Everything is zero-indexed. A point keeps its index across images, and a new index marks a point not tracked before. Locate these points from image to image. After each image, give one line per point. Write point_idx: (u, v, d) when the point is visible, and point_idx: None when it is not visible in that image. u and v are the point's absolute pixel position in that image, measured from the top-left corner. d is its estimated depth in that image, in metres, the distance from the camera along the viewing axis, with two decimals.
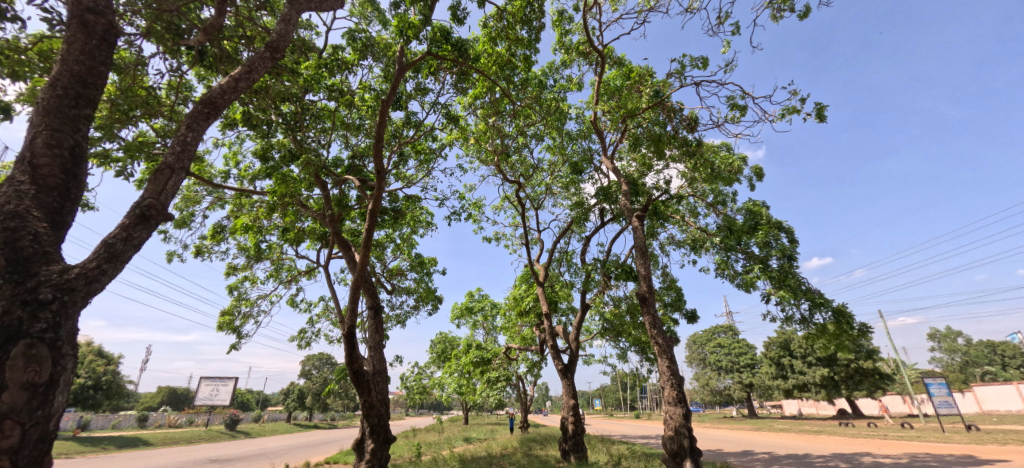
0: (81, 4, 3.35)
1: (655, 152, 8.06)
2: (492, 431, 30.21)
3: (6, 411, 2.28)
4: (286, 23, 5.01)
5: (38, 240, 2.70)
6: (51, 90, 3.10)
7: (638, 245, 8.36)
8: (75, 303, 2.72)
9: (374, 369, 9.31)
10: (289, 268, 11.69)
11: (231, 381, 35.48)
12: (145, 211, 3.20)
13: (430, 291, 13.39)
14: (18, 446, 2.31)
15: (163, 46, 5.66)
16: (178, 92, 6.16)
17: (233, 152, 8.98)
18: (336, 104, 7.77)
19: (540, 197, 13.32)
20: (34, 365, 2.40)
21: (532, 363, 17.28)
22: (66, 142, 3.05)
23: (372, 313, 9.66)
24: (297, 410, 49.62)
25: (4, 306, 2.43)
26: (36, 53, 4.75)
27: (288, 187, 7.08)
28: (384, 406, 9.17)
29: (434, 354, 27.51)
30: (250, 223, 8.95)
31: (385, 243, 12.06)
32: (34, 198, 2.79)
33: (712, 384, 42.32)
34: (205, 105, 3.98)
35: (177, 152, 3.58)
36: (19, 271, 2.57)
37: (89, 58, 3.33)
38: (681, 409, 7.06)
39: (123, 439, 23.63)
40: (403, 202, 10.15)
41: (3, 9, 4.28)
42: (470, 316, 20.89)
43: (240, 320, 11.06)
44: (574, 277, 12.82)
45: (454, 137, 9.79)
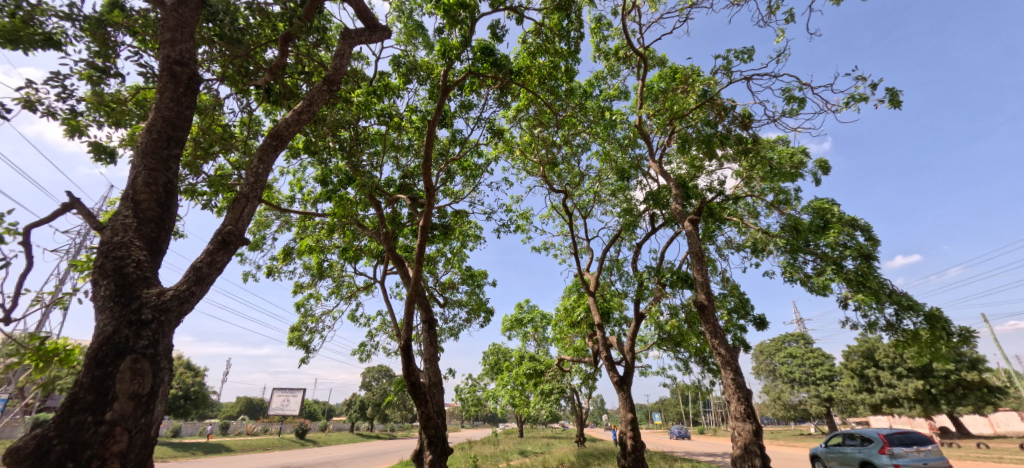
0: (170, 58, 3.80)
1: (706, 153, 7.72)
2: (547, 445, 29.50)
3: (116, 418, 2.57)
4: (343, 58, 5.39)
5: (140, 266, 3.08)
6: (147, 134, 3.54)
7: (693, 251, 7.96)
8: (170, 322, 3.03)
9: (430, 381, 9.55)
10: (349, 285, 12.38)
11: (299, 392, 37.73)
12: (226, 237, 3.54)
13: (481, 304, 13.59)
14: (126, 450, 2.57)
15: (234, 87, 6.30)
16: (249, 127, 6.80)
17: (296, 179, 9.77)
18: (387, 128, 8.38)
19: (588, 206, 13.23)
20: (138, 378, 2.69)
21: (586, 375, 16.97)
22: (160, 180, 3.45)
23: (426, 326, 9.93)
24: (359, 421, 51.82)
25: (115, 326, 2.79)
26: (134, 103, 5.48)
27: (345, 208, 7.63)
28: (441, 417, 9.35)
29: (487, 366, 27.73)
30: (313, 244, 9.64)
31: (436, 257, 12.49)
32: (136, 230, 3.19)
33: (785, 398, 39.09)
34: (273, 138, 4.36)
35: (251, 183, 3.93)
36: (127, 294, 2.94)
37: (177, 104, 3.76)
38: (750, 425, 6.55)
39: (209, 445, 25.76)
40: (452, 217, 10.53)
41: (108, 67, 4.96)
42: (521, 328, 20.91)
43: (307, 335, 11.84)
44: (626, 285, 12.55)
45: (500, 151, 10.08)
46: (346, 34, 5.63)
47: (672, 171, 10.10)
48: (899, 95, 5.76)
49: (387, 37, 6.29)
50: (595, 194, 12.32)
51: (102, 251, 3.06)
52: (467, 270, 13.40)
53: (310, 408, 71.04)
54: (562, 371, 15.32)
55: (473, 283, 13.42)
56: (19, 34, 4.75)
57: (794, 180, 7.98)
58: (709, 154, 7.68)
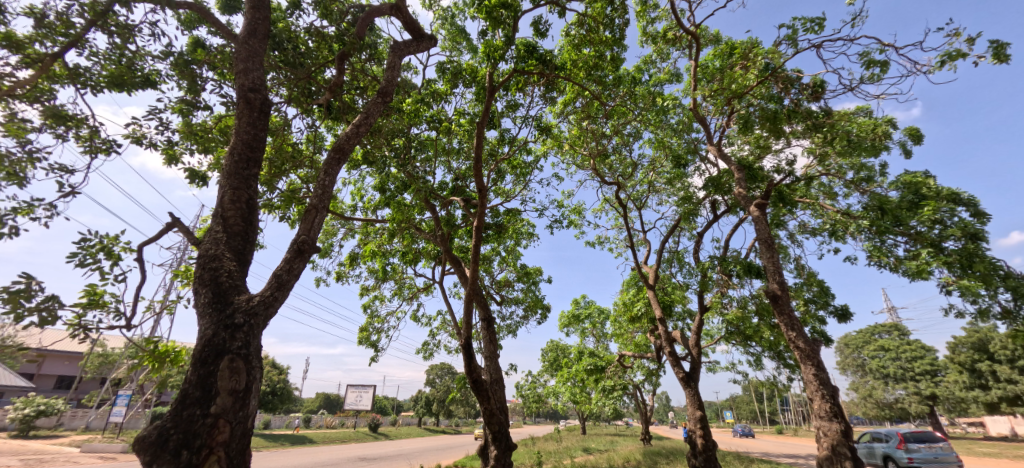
0: (245, 86, 4.19)
1: (772, 132, 7.14)
2: (611, 442, 28.99)
3: (219, 411, 2.88)
4: (394, 70, 5.63)
5: (231, 276, 3.42)
6: (230, 157, 3.93)
7: (762, 237, 7.40)
8: (259, 325, 3.34)
9: (492, 377, 9.73)
10: (410, 286, 12.94)
11: (370, 388, 40.10)
12: (300, 246, 3.84)
13: (537, 301, 13.61)
14: (228, 440, 2.87)
15: (299, 107, 6.81)
16: (313, 143, 7.32)
17: (357, 188, 10.37)
18: (438, 133, 8.64)
19: (643, 196, 12.77)
20: (235, 376, 3.00)
21: (649, 371, 16.43)
22: (243, 197, 3.81)
23: (485, 324, 10.13)
24: (426, 416, 54.10)
25: (214, 329, 3.13)
26: (218, 131, 6.12)
27: (403, 213, 7.99)
28: (504, 413, 9.51)
29: (546, 362, 27.74)
30: (376, 249, 10.19)
31: (491, 256, 12.69)
32: (226, 243, 3.56)
33: (878, 396, 35.30)
34: (337, 152, 4.65)
35: (319, 194, 4.22)
36: (222, 301, 3.29)
37: (254, 127, 4.13)
38: (838, 425, 5.99)
39: (295, 437, 28.19)
40: (504, 216, 10.64)
41: (195, 101, 5.59)
42: (578, 324, 20.70)
43: (374, 334, 12.54)
44: (688, 277, 11.98)
45: (549, 147, 10.03)
46: (396, 47, 5.88)
47: (733, 153, 9.47)
48: (1009, 47, 4.96)
49: (433, 46, 6.48)
50: (650, 184, 11.87)
51: (200, 263, 3.43)
52: (521, 268, 13.47)
53: (381, 403, 75.46)
54: (624, 367, 14.95)
55: (528, 280, 13.48)
56: (124, 79, 5.50)
57: (879, 154, 7.16)
58: (775, 133, 7.10)
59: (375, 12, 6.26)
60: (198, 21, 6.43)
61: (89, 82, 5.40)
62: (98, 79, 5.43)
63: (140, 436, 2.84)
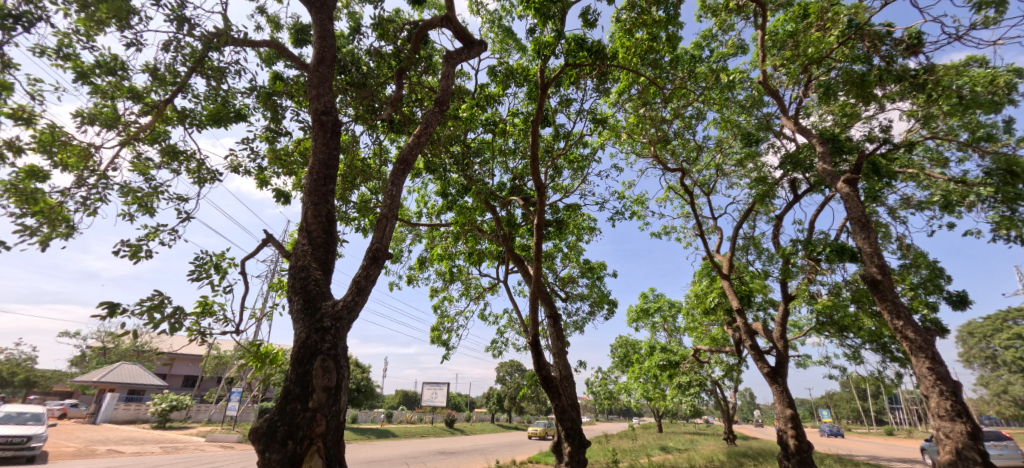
0: (318, 111, 4.60)
1: (860, 97, 6.38)
2: (691, 441, 27.63)
3: (315, 406, 3.20)
4: (448, 79, 5.84)
5: (318, 284, 3.78)
6: (310, 176, 4.33)
7: (854, 216, 6.64)
8: (344, 327, 3.65)
9: (561, 374, 9.73)
10: (476, 286, 13.32)
11: (445, 385, 41.87)
12: (375, 254, 4.13)
13: (603, 296, 13.36)
14: (325, 432, 3.17)
15: (366, 124, 7.32)
16: (380, 156, 7.81)
17: (421, 195, 10.89)
18: (493, 135, 8.81)
19: (712, 181, 12.01)
20: (327, 374, 3.31)
21: (728, 366, 15.45)
22: (323, 211, 4.19)
23: (552, 321, 10.15)
24: (498, 412, 55.37)
25: (307, 332, 3.48)
26: (299, 153, 6.76)
27: (465, 216, 8.26)
28: (576, 410, 9.45)
29: (616, 358, 27.14)
30: (442, 251, 10.62)
31: (554, 253, 12.69)
32: (312, 254, 3.94)
33: (1018, 393, 30.07)
34: (401, 163, 4.94)
35: (388, 204, 4.51)
36: (312, 307, 3.64)
37: (328, 147, 4.52)
38: (963, 426, 5.20)
39: (380, 431, 30.25)
40: (564, 212, 10.59)
41: (278, 129, 6.22)
42: (648, 318, 20.01)
43: (446, 334, 13.09)
44: (768, 264, 11.08)
45: (605, 138, 9.81)
46: (449, 57, 6.09)
47: (814, 125, 8.59)
48: None
49: (484, 50, 6.63)
50: (717, 167, 11.14)
51: (293, 274, 3.83)
52: (585, 263, 13.30)
53: (455, 400, 78.56)
54: (700, 362, 14.19)
55: (592, 275, 13.27)
56: (221, 116, 6.27)
57: (1000, 109, 6.10)
58: (864, 98, 6.33)
59: (428, 26, 6.53)
60: (276, 57, 7.15)
61: (194, 122, 6.23)
62: (201, 119, 6.24)
63: (254, 427, 3.24)
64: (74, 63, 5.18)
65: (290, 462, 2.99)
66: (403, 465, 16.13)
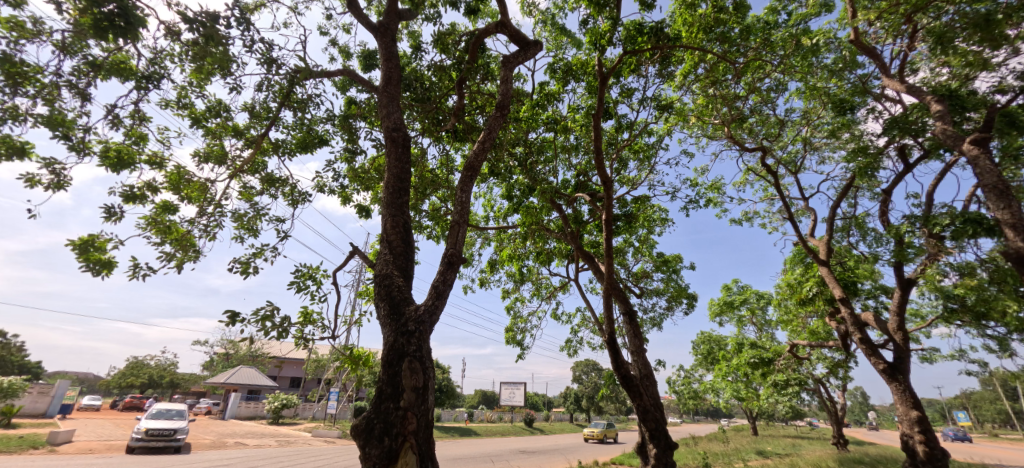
0: (390, 128, 4.89)
1: (985, 42, 5.39)
2: (792, 446, 25.13)
3: (406, 405, 3.38)
4: (507, 83, 5.91)
5: (401, 290, 4.01)
6: (387, 190, 4.62)
7: (988, 183, 5.60)
8: (426, 330, 3.83)
9: (641, 373, 9.36)
10: (546, 286, 13.34)
11: (522, 385, 42.38)
12: (450, 259, 4.29)
13: (681, 290, 12.66)
14: (417, 430, 3.35)
15: (432, 136, 7.67)
16: (446, 166, 8.12)
17: (488, 199, 11.16)
18: (555, 133, 8.76)
19: (799, 158, 10.85)
20: (415, 374, 3.49)
21: (833, 362, 13.84)
22: (400, 222, 4.44)
23: (627, 318, 9.82)
24: (577, 412, 54.81)
25: (395, 336, 3.71)
26: (375, 170, 7.27)
27: (532, 216, 8.31)
28: (660, 411, 9.02)
29: (700, 356, 25.57)
30: (511, 253, 10.77)
31: (624, 248, 12.30)
32: (394, 263, 4.19)
33: None
34: (468, 170, 5.09)
35: (459, 210, 4.67)
36: (397, 312, 3.87)
37: (400, 161, 4.79)
38: None
39: (463, 429, 31.43)
40: (633, 204, 10.21)
41: (356, 149, 6.73)
42: (733, 312, 18.60)
43: (520, 334, 13.25)
44: (876, 246, 9.76)
45: (672, 124, 9.32)
46: (506, 60, 6.17)
47: (925, 82, 7.41)
48: None
49: (540, 50, 6.62)
50: (805, 141, 10.05)
51: (378, 282, 4.11)
52: (659, 256, 12.71)
53: (533, 399, 79.21)
54: (798, 359, 12.87)
55: (667, 269, 12.63)
56: (307, 142, 6.95)
57: None
58: (992, 42, 5.32)
59: (484, 33, 6.69)
60: (349, 83, 7.76)
61: (286, 151, 6.96)
62: (291, 147, 6.95)
63: (355, 424, 3.52)
64: (190, 111, 6.06)
65: (388, 457, 3.20)
66: (487, 462, 16.59)
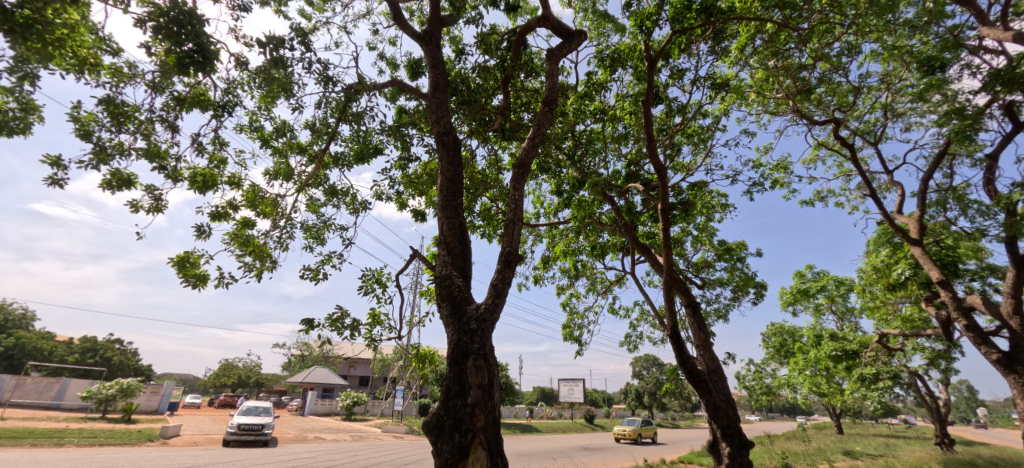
0: (441, 132, 5.00)
1: None
2: (886, 446, 22.79)
3: (474, 402, 3.43)
4: (553, 77, 5.83)
5: (461, 290, 4.08)
6: (441, 193, 4.73)
7: None
8: (488, 328, 3.86)
9: (709, 368, 8.89)
10: (602, 280, 13.08)
11: (580, 381, 41.97)
12: (507, 257, 4.30)
13: (748, 279, 11.87)
14: (485, 426, 3.38)
15: (480, 138, 7.76)
16: (495, 165, 8.19)
17: (537, 196, 11.13)
18: (603, 124, 8.54)
19: (881, 127, 9.76)
20: (480, 371, 3.53)
21: (933, 353, 12.33)
22: (456, 223, 4.52)
23: (690, 311, 9.38)
24: (639, 409, 53.33)
25: (458, 335, 3.78)
26: (427, 175, 7.49)
27: (584, 210, 8.17)
28: (732, 407, 8.51)
29: (772, 348, 23.89)
30: (564, 248, 10.66)
31: (682, 238, 11.75)
32: (452, 263, 4.28)
33: None
34: (519, 168, 5.08)
35: (513, 208, 4.67)
36: (459, 312, 3.94)
37: (452, 163, 4.87)
38: None
39: (523, 426, 31.69)
40: (690, 191, 9.72)
41: (409, 156, 6.97)
42: (808, 300, 17.16)
43: (577, 330, 13.10)
44: (981, 220, 8.54)
45: (729, 102, 8.74)
46: (551, 54, 6.09)
47: None
48: None
49: (583, 39, 6.47)
50: (886, 108, 9.02)
51: (439, 283, 4.22)
52: (720, 244, 12.00)
53: (592, 396, 78.22)
54: (890, 350, 11.60)
55: (731, 257, 11.90)
56: (364, 153, 7.30)
57: None
58: None
59: (526, 30, 6.64)
60: (399, 93, 8.04)
61: (345, 163, 7.36)
62: (349, 159, 7.34)
63: (426, 420, 3.63)
64: (261, 133, 6.59)
65: (459, 452, 3.26)
66: (550, 459, 16.58)
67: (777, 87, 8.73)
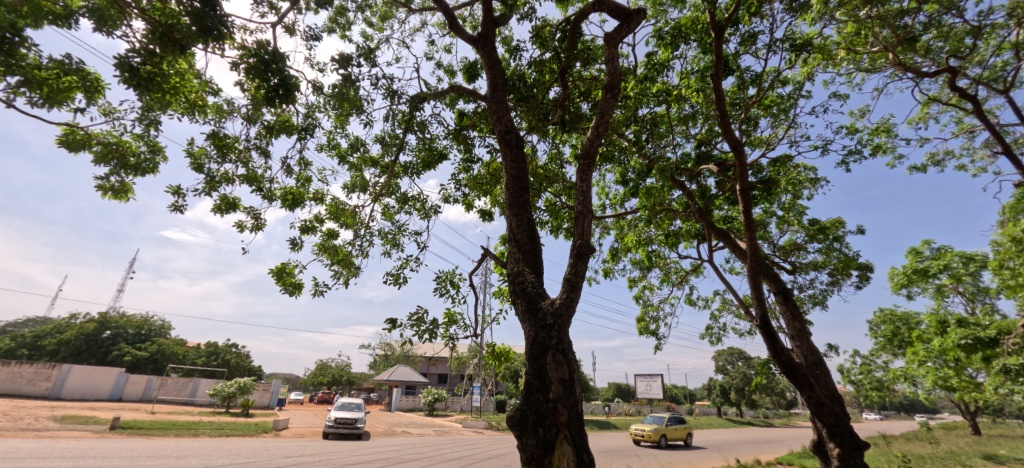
0: (502, 131, 5.04)
1: None
2: None
3: (556, 397, 3.39)
4: (613, 61, 5.60)
5: (535, 286, 4.07)
6: (508, 191, 4.75)
7: None
8: (565, 323, 3.81)
9: (808, 361, 8.03)
10: (676, 270, 12.44)
11: (658, 377, 40.30)
12: (579, 250, 4.20)
13: (848, 260, 10.57)
14: (569, 421, 3.33)
15: (540, 133, 7.72)
16: (557, 160, 8.11)
17: (601, 187, 10.84)
18: (667, 105, 8.08)
19: (1014, 70, 8.18)
20: (560, 366, 3.49)
21: None
22: (524, 220, 4.52)
23: (781, 298, 8.55)
24: (725, 405, 49.99)
25: (535, 330, 3.78)
26: (491, 175, 7.61)
27: (654, 197, 7.81)
28: (840, 404, 7.61)
29: (882, 338, 21.11)
30: (634, 239, 10.29)
31: (766, 220, 10.79)
32: (524, 260, 4.29)
33: None
34: (585, 158, 4.94)
35: (581, 200, 4.56)
36: (534, 308, 3.94)
37: (516, 161, 4.88)
38: None
39: (601, 423, 31.14)
40: (771, 168, 8.88)
41: (473, 158, 7.12)
42: (927, 281, 14.89)
43: (653, 323, 12.59)
44: None
45: (813, 65, 7.84)
46: (609, 38, 5.86)
47: None
48: None
49: (642, 18, 6.16)
50: (1020, 46, 7.53)
51: (512, 280, 4.25)
52: (812, 224, 10.83)
53: (672, 392, 74.86)
54: None
55: (827, 237, 10.67)
56: (430, 160, 7.60)
57: None
58: None
59: (580, 17, 6.47)
60: (458, 98, 8.27)
61: (414, 171, 7.71)
62: (417, 167, 7.68)
63: (509, 415, 3.67)
64: (338, 150, 7.13)
65: (545, 447, 3.25)
66: (632, 457, 16.09)
67: (871, 39, 7.66)
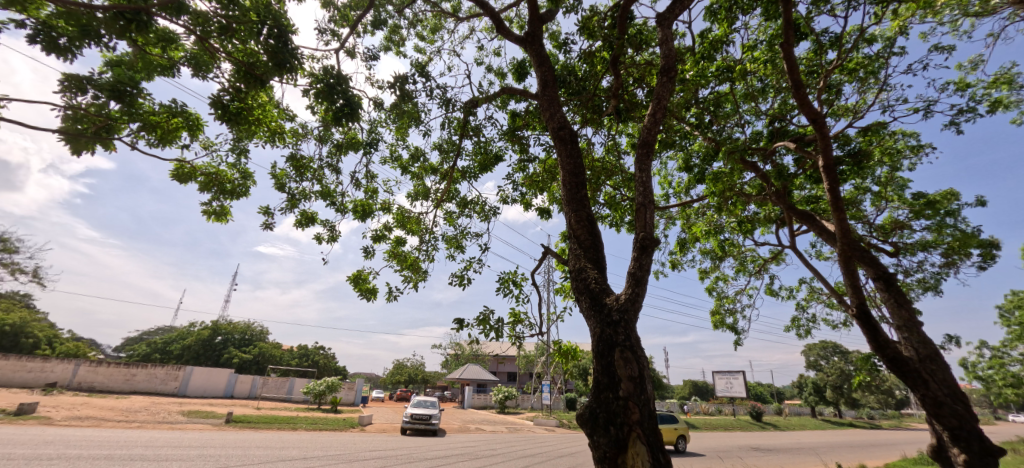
0: (555, 128, 5.00)
1: None
2: None
3: (626, 395, 3.29)
4: (667, 43, 5.31)
5: (598, 282, 3.99)
6: (565, 188, 4.71)
7: None
8: (632, 319, 3.68)
9: (920, 354, 7.03)
10: (753, 259, 11.56)
11: (739, 374, 37.65)
12: (643, 243, 4.04)
13: (967, 237, 9.11)
14: (641, 420, 3.21)
15: (594, 125, 7.54)
16: (614, 151, 7.87)
17: (664, 177, 10.39)
18: (731, 82, 7.52)
19: None
20: (629, 363, 3.38)
21: None
22: (584, 216, 4.45)
23: (882, 285, 7.59)
24: (821, 405, 45.41)
25: (601, 327, 3.70)
26: (547, 172, 7.57)
27: (722, 183, 7.31)
28: (965, 404, 6.55)
29: (1020, 326, 17.92)
30: (702, 228, 9.73)
31: (857, 197, 9.64)
32: (585, 256, 4.22)
33: None
34: (644, 147, 4.73)
35: (642, 191, 4.38)
36: (598, 304, 3.85)
37: (572, 156, 4.82)
38: None
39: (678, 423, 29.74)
40: (860, 139, 7.92)
41: (528, 157, 7.14)
42: None
43: (730, 316, 11.81)
44: None
45: (906, 17, 6.85)
46: (662, 18, 5.57)
47: None
48: None
49: None
50: None
51: (575, 277, 4.20)
52: (917, 198, 9.48)
53: (756, 390, 69.50)
54: None
55: (937, 212, 9.28)
56: (486, 163, 7.74)
57: None
58: None
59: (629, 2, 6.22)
60: (509, 99, 8.34)
61: (471, 174, 7.90)
62: (475, 171, 7.85)
63: (579, 413, 3.63)
64: (401, 161, 7.51)
65: (617, 446, 3.17)
66: (715, 459, 15.18)
67: None
